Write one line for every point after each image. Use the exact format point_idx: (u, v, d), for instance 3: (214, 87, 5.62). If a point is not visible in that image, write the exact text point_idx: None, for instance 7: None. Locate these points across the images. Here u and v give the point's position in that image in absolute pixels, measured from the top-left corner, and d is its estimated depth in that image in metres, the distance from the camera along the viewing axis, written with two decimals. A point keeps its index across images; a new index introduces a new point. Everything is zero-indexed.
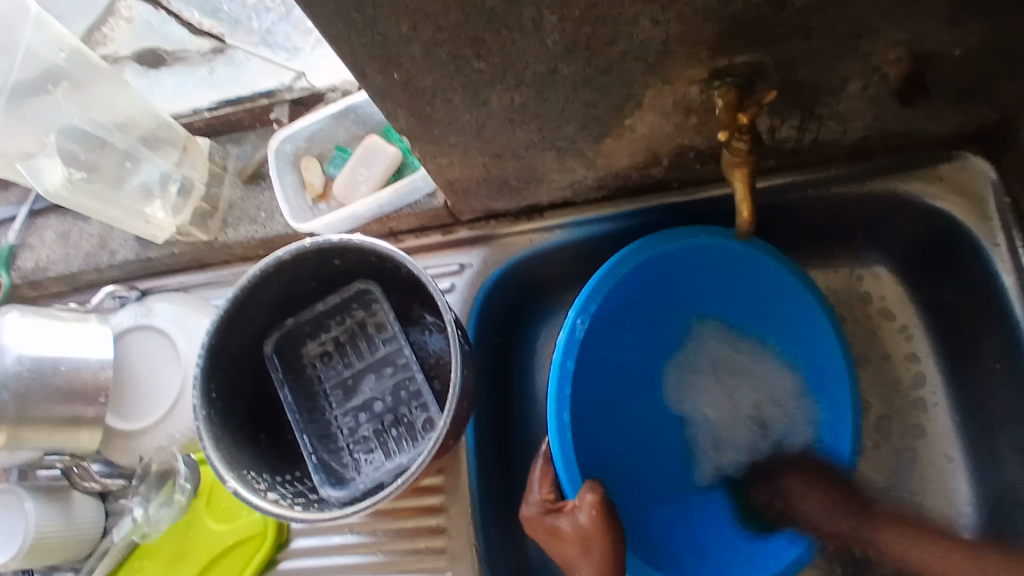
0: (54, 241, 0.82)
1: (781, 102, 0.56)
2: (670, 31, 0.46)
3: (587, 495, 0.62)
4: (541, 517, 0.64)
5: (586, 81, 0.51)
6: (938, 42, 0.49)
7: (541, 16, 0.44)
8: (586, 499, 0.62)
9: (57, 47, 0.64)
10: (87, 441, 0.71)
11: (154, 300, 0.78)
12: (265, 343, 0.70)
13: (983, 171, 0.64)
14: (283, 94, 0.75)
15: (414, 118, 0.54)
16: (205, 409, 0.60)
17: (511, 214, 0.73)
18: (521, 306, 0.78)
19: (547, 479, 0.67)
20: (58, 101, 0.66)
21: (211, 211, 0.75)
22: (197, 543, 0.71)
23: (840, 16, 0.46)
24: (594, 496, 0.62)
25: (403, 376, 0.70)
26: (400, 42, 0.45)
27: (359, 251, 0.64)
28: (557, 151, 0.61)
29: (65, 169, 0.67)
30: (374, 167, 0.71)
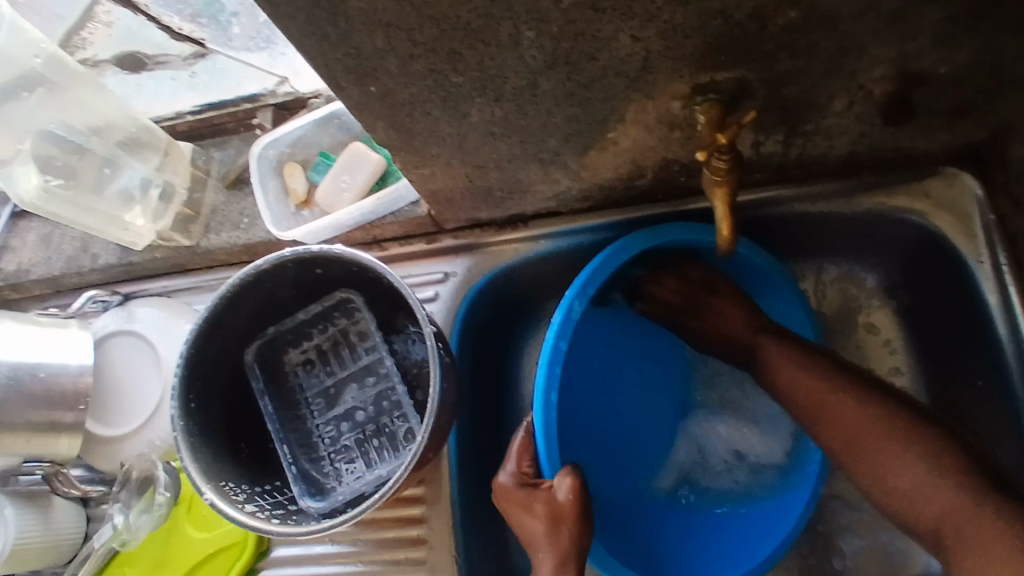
0: (36, 244, 0.81)
1: (767, 118, 0.55)
2: (651, 47, 0.45)
3: (567, 478, 0.62)
4: (515, 490, 0.64)
5: (568, 96, 0.50)
6: (924, 60, 0.49)
7: (519, 32, 0.43)
8: (564, 482, 0.62)
9: (31, 52, 0.64)
10: (65, 447, 0.70)
11: (137, 304, 0.77)
12: (246, 351, 0.69)
13: (969, 187, 0.64)
14: (266, 99, 0.74)
15: (394, 129, 0.53)
16: (183, 419, 0.60)
17: (496, 224, 0.73)
18: (507, 315, 0.78)
19: (527, 452, 0.66)
20: (33, 106, 0.65)
21: (193, 217, 0.74)
22: (176, 551, 0.71)
23: (823, 34, 0.45)
24: (573, 480, 0.62)
25: (384, 386, 0.70)
26: (376, 56, 0.44)
27: (340, 262, 0.64)
28: (540, 163, 0.61)
29: (41, 176, 0.66)
30: (358, 174, 0.71)
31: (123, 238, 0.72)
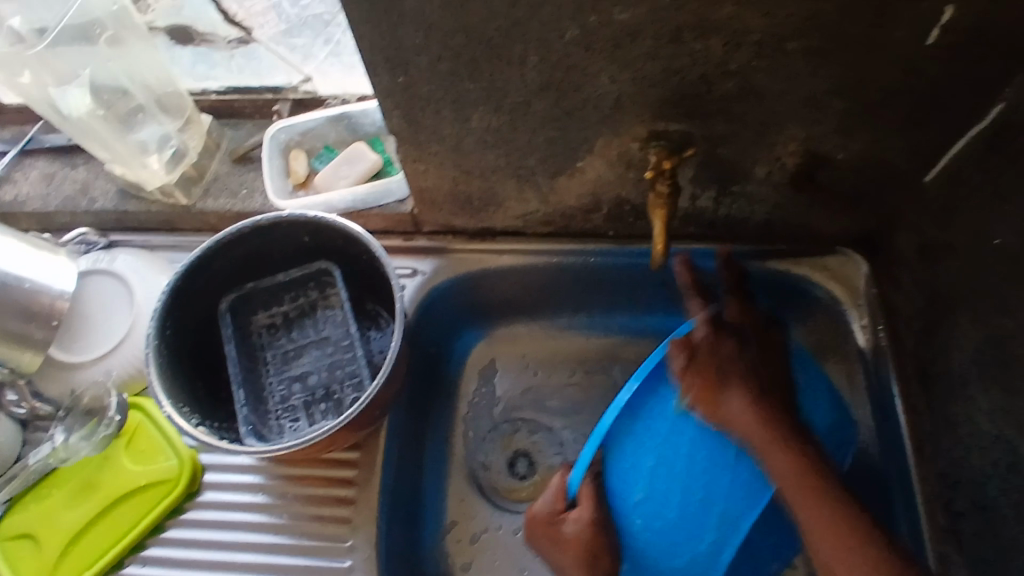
0: (36, 180, 0.87)
1: (705, 173, 0.69)
2: (623, 89, 0.59)
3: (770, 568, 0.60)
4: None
5: (553, 119, 0.63)
6: (827, 144, 0.65)
7: (526, 55, 0.57)
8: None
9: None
10: (26, 361, 0.73)
11: (121, 251, 0.82)
12: (222, 300, 0.76)
13: (858, 267, 0.79)
14: (288, 92, 0.83)
15: (407, 121, 0.65)
16: (157, 340, 0.66)
17: (467, 233, 0.83)
18: (461, 321, 0.87)
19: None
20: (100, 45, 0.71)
21: (197, 179, 0.82)
22: (108, 480, 0.74)
23: (752, 105, 0.61)
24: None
25: (341, 357, 0.76)
26: (411, 51, 0.57)
27: (330, 232, 0.73)
28: (517, 180, 0.72)
29: (92, 104, 0.72)
30: (355, 167, 0.80)
31: (138, 176, 0.79)
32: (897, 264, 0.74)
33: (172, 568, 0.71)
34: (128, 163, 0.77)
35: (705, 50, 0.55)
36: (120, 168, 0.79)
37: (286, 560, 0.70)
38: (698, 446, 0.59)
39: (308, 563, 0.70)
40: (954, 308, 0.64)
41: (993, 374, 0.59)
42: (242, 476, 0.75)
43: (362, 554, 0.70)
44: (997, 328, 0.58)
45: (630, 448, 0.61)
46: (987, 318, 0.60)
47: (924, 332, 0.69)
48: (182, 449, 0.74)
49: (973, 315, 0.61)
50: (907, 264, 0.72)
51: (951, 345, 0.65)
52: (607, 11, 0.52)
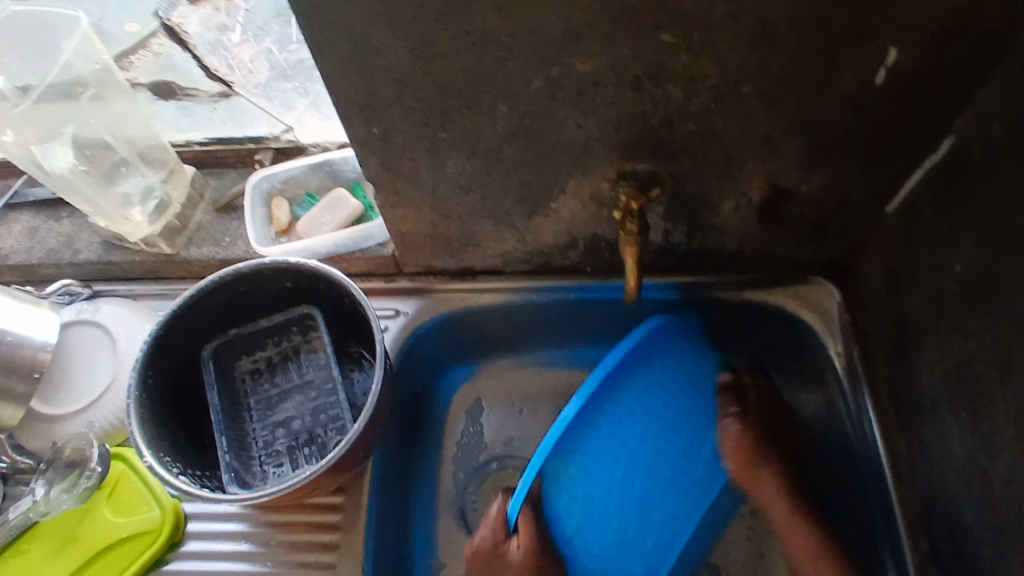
0: (20, 233, 0.88)
1: (675, 209, 0.72)
2: (590, 133, 0.62)
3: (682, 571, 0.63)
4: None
5: (525, 163, 0.65)
6: (790, 179, 0.67)
7: (495, 104, 0.59)
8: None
9: (92, 60, 0.72)
10: (7, 416, 0.73)
11: (103, 301, 0.83)
12: (204, 347, 0.77)
13: (830, 294, 0.80)
14: (270, 142, 0.85)
15: (383, 169, 0.67)
16: (138, 391, 0.67)
17: (448, 273, 0.84)
18: (445, 360, 0.88)
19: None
20: (83, 103, 0.73)
21: (180, 229, 0.83)
22: (89, 533, 0.73)
23: (714, 144, 0.63)
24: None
25: (324, 400, 0.76)
26: (385, 104, 0.59)
27: (311, 277, 0.74)
28: (494, 221, 0.74)
29: (74, 159, 0.74)
30: (337, 212, 0.82)
31: (120, 227, 0.80)
32: (867, 292, 0.76)
33: None
34: (110, 214, 0.78)
35: (665, 96, 0.58)
36: (102, 220, 0.80)
37: None
38: (652, 470, 0.61)
39: None
40: (921, 333, 0.66)
41: (961, 398, 0.60)
42: (226, 523, 0.75)
43: None
44: (963, 352, 0.60)
45: (586, 471, 0.60)
46: (952, 343, 0.61)
47: (895, 358, 0.71)
48: (164, 498, 0.74)
49: (939, 340, 0.63)
50: (875, 291, 0.74)
51: (921, 369, 0.66)
52: (568, 62, 0.55)
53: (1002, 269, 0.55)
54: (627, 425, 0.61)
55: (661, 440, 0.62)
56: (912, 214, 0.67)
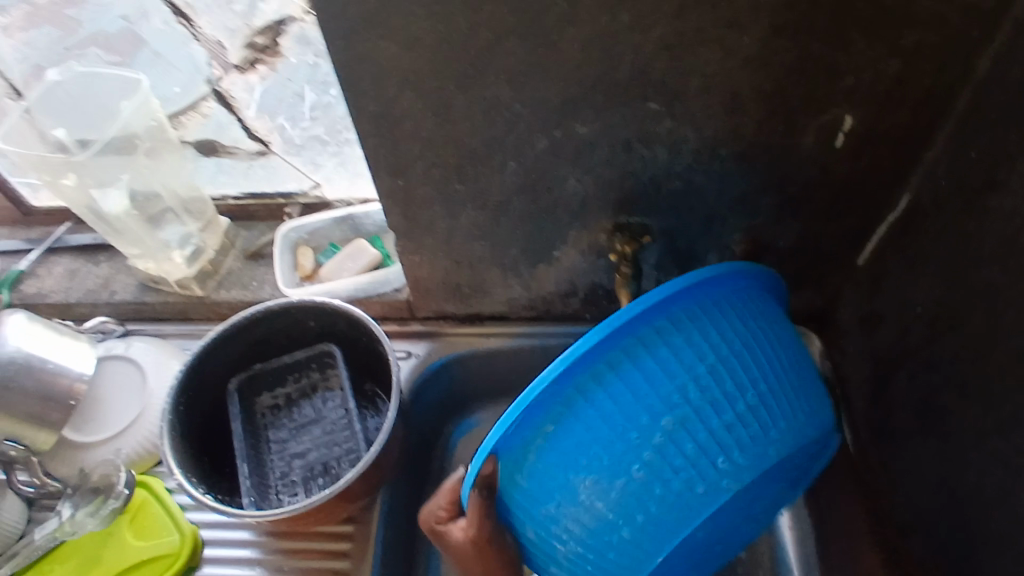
0: (60, 275, 0.95)
1: (666, 260, 0.79)
2: (589, 189, 0.70)
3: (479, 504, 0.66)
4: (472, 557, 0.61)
5: (531, 215, 0.73)
6: (768, 232, 0.75)
7: (506, 161, 0.68)
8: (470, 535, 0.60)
9: (149, 117, 0.80)
10: (42, 440, 0.78)
11: (136, 339, 0.89)
12: (230, 379, 0.83)
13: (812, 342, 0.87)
14: (299, 197, 0.96)
15: (404, 218, 0.75)
16: (170, 415, 0.73)
17: (457, 319, 0.91)
18: (453, 402, 0.93)
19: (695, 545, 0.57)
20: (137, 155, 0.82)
21: (212, 273, 0.91)
22: (111, 555, 0.77)
23: (699, 201, 0.71)
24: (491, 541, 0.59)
25: (338, 435, 0.81)
26: (410, 160, 0.68)
27: (334, 317, 0.81)
28: (502, 269, 0.82)
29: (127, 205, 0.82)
30: (357, 260, 0.90)
31: (160, 267, 0.88)
32: (844, 339, 0.82)
33: None
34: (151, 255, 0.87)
35: (654, 156, 0.66)
36: (145, 260, 0.88)
37: None
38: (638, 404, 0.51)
39: None
40: (892, 373, 0.72)
41: (928, 429, 0.66)
42: (240, 550, 0.78)
43: None
44: (927, 385, 0.66)
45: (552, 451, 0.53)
46: (917, 378, 0.68)
47: (872, 396, 0.76)
48: (184, 525, 0.78)
49: (907, 378, 0.69)
50: (851, 337, 0.80)
51: (894, 405, 0.72)
52: (570, 126, 0.64)
53: (955, 307, 0.62)
54: (645, 384, 0.51)
55: (648, 376, 0.52)
56: (878, 264, 0.74)
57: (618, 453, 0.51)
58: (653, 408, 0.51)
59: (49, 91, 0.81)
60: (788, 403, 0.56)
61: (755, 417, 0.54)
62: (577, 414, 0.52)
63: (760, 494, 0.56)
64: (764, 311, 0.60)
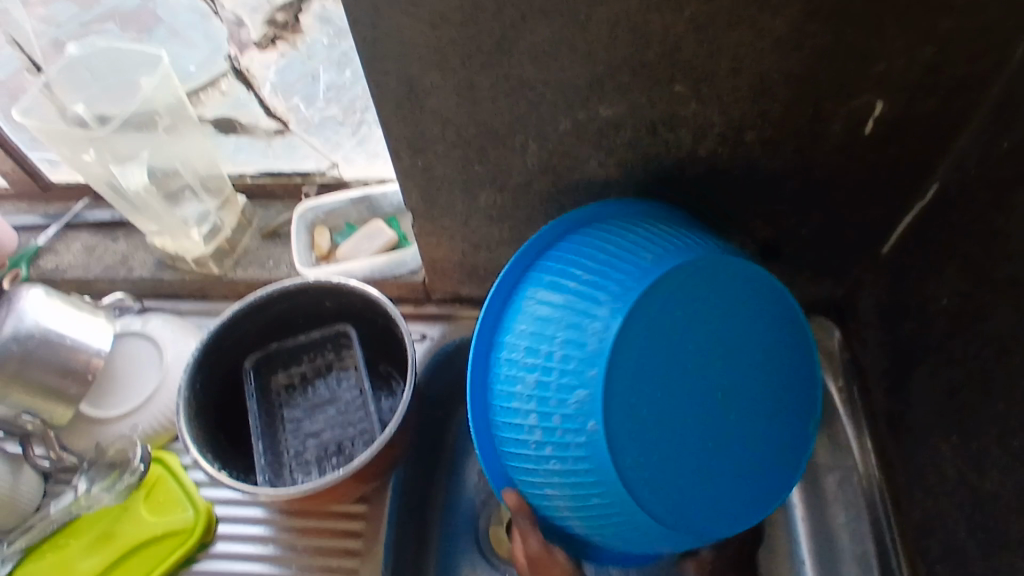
0: (78, 251, 0.96)
1: None
2: (610, 172, 0.69)
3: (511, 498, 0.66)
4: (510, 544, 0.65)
5: (550, 198, 0.73)
6: (791, 220, 0.74)
7: (527, 143, 0.67)
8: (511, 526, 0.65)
9: (171, 94, 0.80)
10: (60, 414, 0.79)
11: (153, 316, 0.89)
12: (246, 358, 0.83)
13: (830, 332, 0.86)
14: (316, 176, 0.96)
15: (422, 199, 0.74)
16: (187, 392, 0.73)
17: (472, 302, 0.90)
18: (467, 385, 0.93)
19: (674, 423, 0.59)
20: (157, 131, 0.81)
21: (229, 251, 0.91)
22: (127, 530, 0.78)
23: (722, 187, 0.70)
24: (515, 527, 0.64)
25: (353, 415, 0.81)
26: (430, 139, 0.67)
27: (350, 297, 0.81)
28: (519, 252, 0.81)
29: (146, 181, 0.82)
30: (374, 240, 0.90)
31: (179, 245, 0.88)
32: (865, 330, 0.81)
33: None
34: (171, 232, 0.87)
35: (678, 140, 0.65)
36: (164, 237, 0.89)
37: None
38: (523, 379, 0.60)
39: None
40: (914, 366, 0.71)
41: (949, 423, 0.65)
42: (254, 527, 0.79)
43: None
44: (951, 379, 0.65)
45: (511, 456, 0.62)
46: (939, 372, 0.66)
47: (891, 389, 0.75)
48: (199, 501, 0.79)
49: (929, 371, 0.68)
50: (872, 328, 0.79)
51: (915, 398, 0.71)
52: (594, 108, 0.63)
53: (979, 300, 0.61)
54: (516, 368, 0.60)
55: (515, 355, 0.61)
56: (902, 256, 0.73)
57: (531, 413, 0.59)
58: (521, 376, 0.60)
59: (71, 66, 0.80)
60: (634, 253, 0.60)
61: (617, 260, 0.60)
62: (495, 429, 0.63)
63: (679, 335, 0.58)
64: (611, 227, 0.64)
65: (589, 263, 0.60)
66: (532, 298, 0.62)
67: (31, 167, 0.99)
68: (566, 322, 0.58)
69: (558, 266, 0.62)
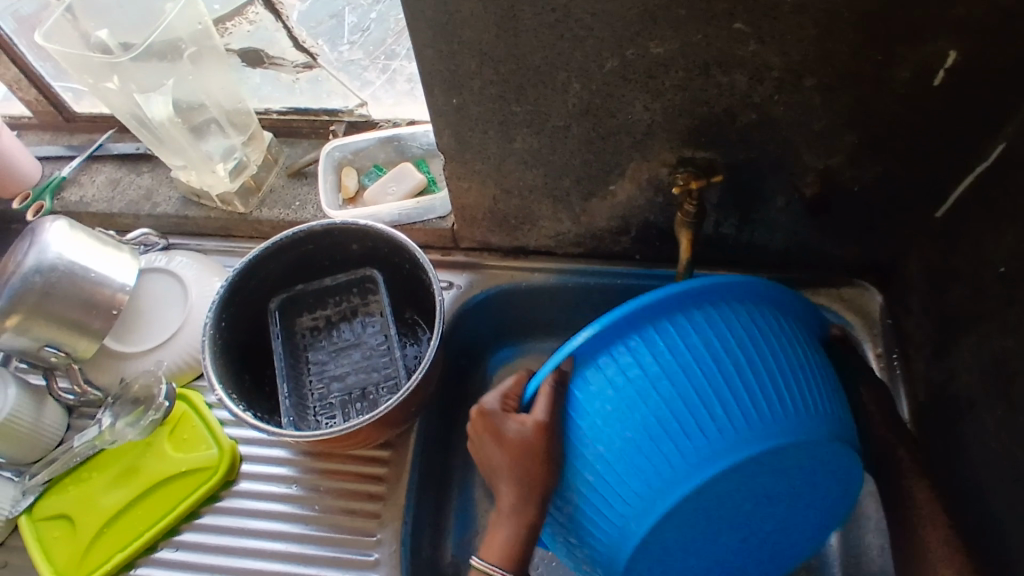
0: (102, 184, 0.94)
1: (729, 201, 0.75)
2: (655, 117, 0.65)
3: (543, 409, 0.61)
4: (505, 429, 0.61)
5: (589, 143, 0.69)
6: (842, 176, 0.70)
7: (569, 82, 0.63)
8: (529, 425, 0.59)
9: (194, 21, 0.77)
10: (83, 347, 0.78)
11: (178, 253, 0.88)
12: (270, 299, 0.82)
13: (871, 294, 0.83)
14: (343, 115, 0.92)
15: (455, 140, 0.71)
16: (212, 330, 0.72)
17: (501, 251, 0.88)
18: (492, 336, 0.91)
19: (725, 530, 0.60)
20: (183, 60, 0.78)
21: (254, 190, 0.89)
22: (150, 465, 0.79)
23: (773, 136, 0.66)
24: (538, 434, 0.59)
25: (378, 360, 0.80)
26: (466, 75, 0.63)
27: (376, 240, 0.79)
28: (553, 200, 0.78)
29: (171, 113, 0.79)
30: (402, 183, 0.87)
31: (204, 181, 0.86)
32: (911, 295, 0.77)
33: (206, 552, 0.75)
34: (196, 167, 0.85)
35: (731, 84, 0.61)
36: (189, 172, 0.86)
37: (316, 550, 0.73)
38: (626, 480, 0.56)
39: (337, 556, 0.73)
40: (963, 334, 0.67)
41: (998, 395, 0.62)
42: (277, 467, 0.79)
43: (388, 548, 0.73)
44: (1003, 349, 0.62)
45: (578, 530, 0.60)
46: (991, 342, 0.63)
47: (935, 357, 0.72)
48: (223, 440, 0.79)
49: (979, 340, 0.65)
50: (919, 294, 0.76)
51: (961, 368, 0.68)
52: (642, 45, 0.59)
53: None
54: (615, 459, 0.57)
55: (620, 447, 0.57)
56: (958, 218, 0.69)
57: (617, 511, 0.57)
58: (619, 472, 0.57)
59: None
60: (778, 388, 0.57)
61: (743, 387, 0.56)
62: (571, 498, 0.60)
63: (779, 472, 0.57)
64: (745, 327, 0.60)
65: (722, 379, 0.56)
66: (648, 387, 0.57)
67: (55, 96, 0.97)
68: (647, 425, 0.56)
69: (684, 357, 0.58)
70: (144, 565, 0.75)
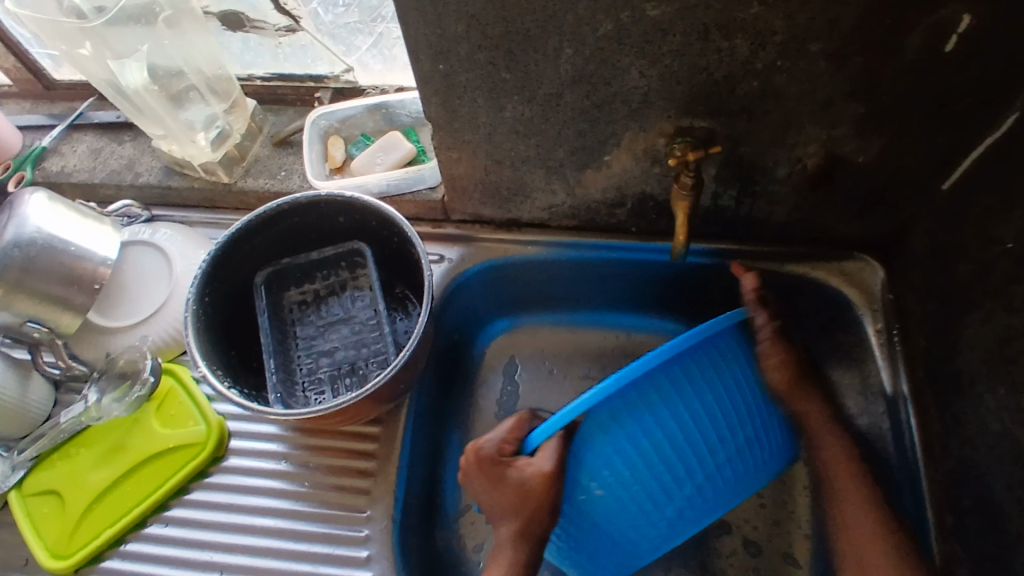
0: (83, 154, 0.91)
1: (728, 172, 0.72)
2: (652, 84, 0.62)
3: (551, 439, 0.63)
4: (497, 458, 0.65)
5: (584, 111, 0.66)
6: (845, 146, 0.67)
7: (562, 47, 0.60)
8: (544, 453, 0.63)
9: None
10: (67, 323, 0.77)
11: (161, 225, 0.86)
12: (257, 273, 0.80)
13: (874, 268, 0.81)
14: (330, 81, 0.90)
15: (443, 108, 0.68)
16: (194, 305, 0.71)
17: (493, 224, 0.85)
18: (484, 309, 0.90)
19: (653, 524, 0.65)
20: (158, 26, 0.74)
21: (239, 159, 0.86)
22: (138, 441, 0.78)
23: (775, 105, 0.63)
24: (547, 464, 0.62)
25: (367, 335, 0.79)
26: (453, 39, 0.60)
27: (364, 213, 0.76)
28: (546, 171, 0.75)
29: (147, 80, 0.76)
30: (390, 154, 0.84)
31: (184, 151, 0.84)
32: (913, 270, 0.75)
33: (196, 528, 0.74)
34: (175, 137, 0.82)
35: (732, 49, 0.58)
36: (169, 142, 0.84)
37: (305, 526, 0.73)
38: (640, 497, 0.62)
39: (328, 532, 0.73)
40: (967, 310, 0.65)
41: (1001, 374, 0.60)
42: (267, 443, 0.78)
43: (379, 525, 0.72)
44: (1008, 327, 0.60)
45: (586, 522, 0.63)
46: (996, 320, 0.61)
47: (936, 335, 0.70)
48: (211, 416, 0.78)
49: (984, 318, 0.63)
50: (922, 268, 0.73)
51: (964, 346, 0.66)
52: (639, 7, 0.55)
53: None
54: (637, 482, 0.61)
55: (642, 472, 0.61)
56: (966, 191, 0.66)
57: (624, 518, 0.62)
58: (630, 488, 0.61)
59: None
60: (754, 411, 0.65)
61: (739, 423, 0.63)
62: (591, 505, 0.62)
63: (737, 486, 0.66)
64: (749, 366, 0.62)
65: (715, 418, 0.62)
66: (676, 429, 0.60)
67: (33, 62, 0.93)
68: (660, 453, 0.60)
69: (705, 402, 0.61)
70: (134, 541, 0.74)
